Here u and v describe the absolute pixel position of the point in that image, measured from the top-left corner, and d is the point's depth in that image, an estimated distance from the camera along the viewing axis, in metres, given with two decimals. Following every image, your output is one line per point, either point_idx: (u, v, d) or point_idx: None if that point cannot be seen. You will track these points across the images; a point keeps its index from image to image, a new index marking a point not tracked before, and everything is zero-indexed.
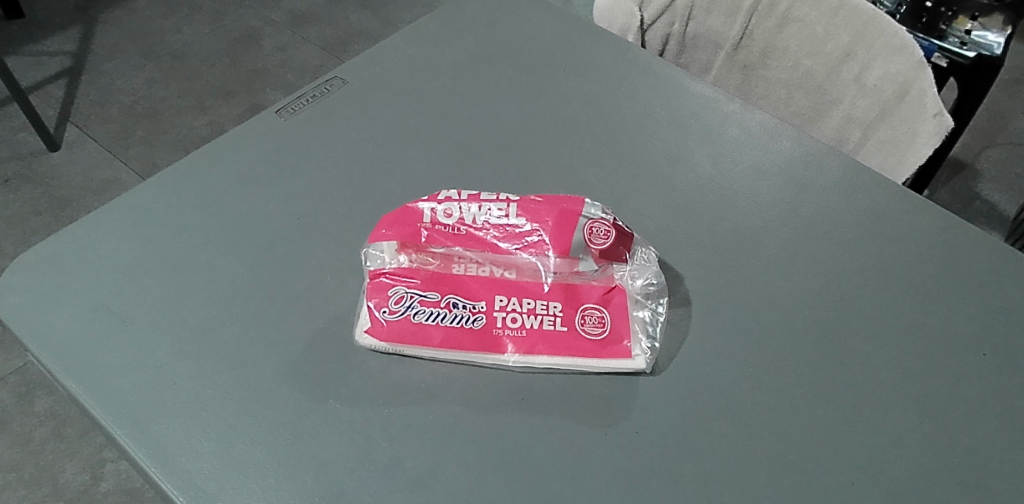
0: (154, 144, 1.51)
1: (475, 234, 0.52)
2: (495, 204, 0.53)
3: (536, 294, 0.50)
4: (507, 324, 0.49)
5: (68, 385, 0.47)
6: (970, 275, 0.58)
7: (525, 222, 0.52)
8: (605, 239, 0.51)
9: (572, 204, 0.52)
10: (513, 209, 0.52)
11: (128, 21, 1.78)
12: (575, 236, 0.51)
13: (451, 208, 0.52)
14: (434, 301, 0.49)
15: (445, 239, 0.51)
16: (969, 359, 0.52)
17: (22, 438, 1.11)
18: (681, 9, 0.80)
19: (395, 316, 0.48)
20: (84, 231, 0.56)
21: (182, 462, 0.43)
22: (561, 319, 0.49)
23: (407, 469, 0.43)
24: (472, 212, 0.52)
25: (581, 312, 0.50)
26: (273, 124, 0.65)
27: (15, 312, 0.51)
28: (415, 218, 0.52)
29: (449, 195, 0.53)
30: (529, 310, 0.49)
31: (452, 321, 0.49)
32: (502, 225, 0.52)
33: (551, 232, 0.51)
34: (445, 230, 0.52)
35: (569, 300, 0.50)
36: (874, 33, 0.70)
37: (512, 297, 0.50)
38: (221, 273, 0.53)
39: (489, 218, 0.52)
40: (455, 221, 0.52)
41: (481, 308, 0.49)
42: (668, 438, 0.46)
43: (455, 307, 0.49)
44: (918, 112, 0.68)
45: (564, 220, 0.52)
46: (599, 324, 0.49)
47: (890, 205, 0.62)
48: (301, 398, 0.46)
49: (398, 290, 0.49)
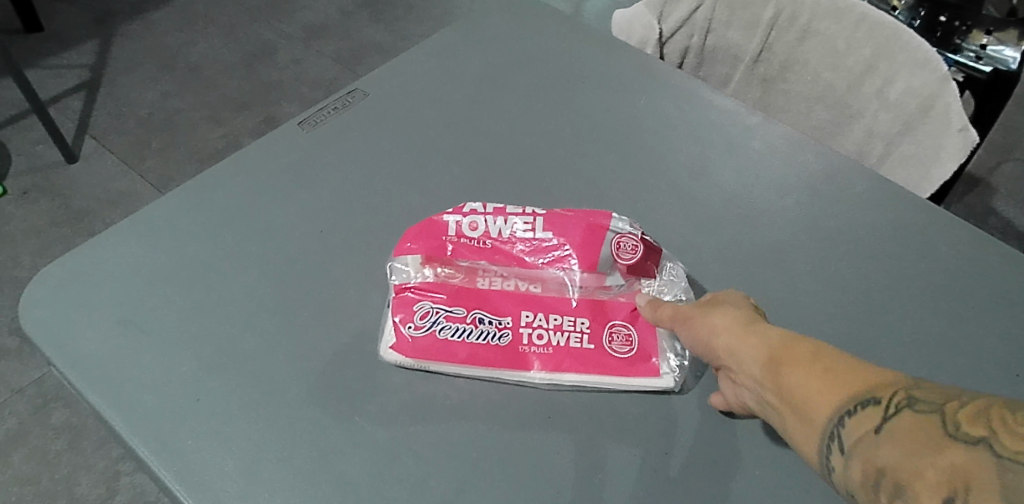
0: (171, 156, 1.52)
1: (500, 248, 0.51)
2: (521, 217, 0.52)
3: (562, 310, 0.50)
4: (532, 341, 0.48)
5: (91, 400, 0.46)
6: (1002, 291, 0.56)
7: (552, 236, 0.51)
8: (633, 253, 0.50)
9: (599, 217, 0.51)
10: (539, 222, 0.51)
11: (145, 34, 1.80)
12: (603, 251, 0.50)
13: (476, 221, 0.51)
14: (459, 316, 0.49)
15: (471, 253, 0.51)
16: (1002, 377, 0.51)
17: (38, 451, 1.09)
18: (700, 23, 0.80)
19: (419, 331, 0.48)
20: (106, 243, 0.55)
21: (205, 480, 0.42)
22: (588, 336, 0.49)
23: (432, 489, 0.42)
24: (497, 225, 0.51)
25: (608, 330, 0.49)
26: (294, 137, 0.65)
27: (39, 325, 0.50)
28: (440, 231, 0.51)
29: (474, 207, 0.52)
30: (556, 326, 0.49)
31: (478, 337, 0.48)
32: (528, 239, 0.51)
33: (578, 247, 0.50)
34: (470, 243, 0.51)
35: (596, 317, 0.50)
36: (897, 47, 0.69)
37: (538, 313, 0.49)
38: (243, 286, 0.53)
39: (515, 231, 0.51)
40: (480, 234, 0.51)
41: (507, 324, 0.49)
42: (698, 457, 0.45)
43: (480, 323, 0.48)
44: (942, 126, 0.67)
45: (591, 234, 0.51)
46: (627, 341, 0.49)
47: (918, 219, 0.61)
48: (324, 414, 0.45)
49: (423, 305, 0.49)
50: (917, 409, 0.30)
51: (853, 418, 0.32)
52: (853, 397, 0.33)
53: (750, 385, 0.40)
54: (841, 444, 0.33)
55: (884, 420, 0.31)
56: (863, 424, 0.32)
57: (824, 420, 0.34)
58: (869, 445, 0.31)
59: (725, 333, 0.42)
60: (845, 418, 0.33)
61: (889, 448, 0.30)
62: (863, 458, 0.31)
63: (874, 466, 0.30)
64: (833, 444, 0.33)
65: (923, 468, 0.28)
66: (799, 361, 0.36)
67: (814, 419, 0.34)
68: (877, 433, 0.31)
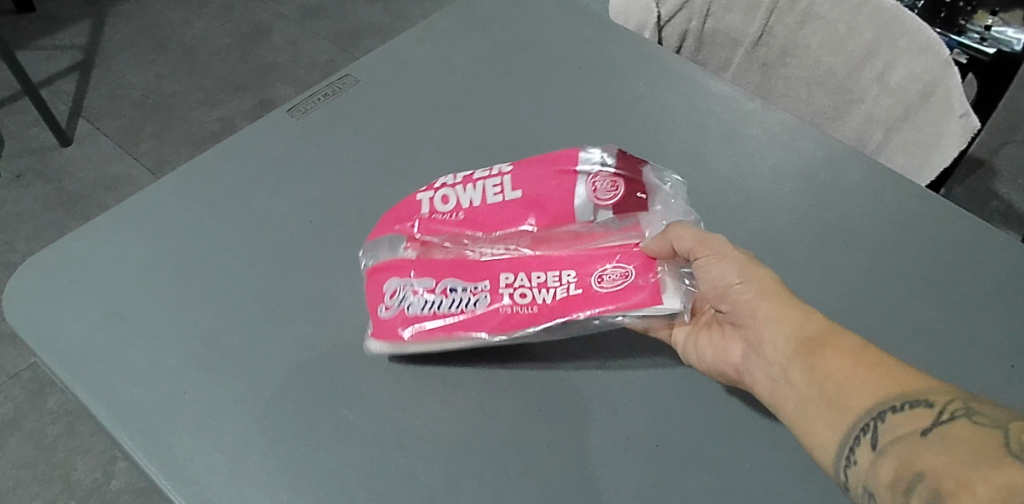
0: (166, 139, 1.51)
1: (472, 218, 0.49)
2: (489, 180, 0.49)
3: (546, 268, 0.48)
4: (513, 301, 0.46)
5: (77, 392, 0.46)
6: (999, 281, 0.56)
7: (520, 193, 0.48)
8: (611, 194, 0.47)
9: (569, 162, 0.48)
10: (507, 182, 0.49)
11: (139, 15, 1.77)
12: (579, 198, 0.47)
13: (445, 194, 0.50)
14: (429, 289, 0.48)
15: (443, 226, 0.49)
16: (995, 368, 0.51)
17: (35, 435, 1.10)
18: (699, 6, 0.79)
19: (389, 311, 0.47)
20: (93, 234, 0.55)
21: (193, 474, 0.42)
22: (574, 285, 0.47)
23: (421, 482, 0.42)
24: (464, 194, 0.49)
25: (597, 276, 0.47)
26: (285, 123, 0.64)
27: (26, 317, 0.50)
28: (410, 208, 0.51)
29: (444, 178, 0.51)
30: (539, 284, 0.47)
31: (451, 307, 0.47)
32: (498, 201, 0.48)
33: (553, 202, 0.47)
34: (441, 217, 0.49)
35: (583, 266, 0.48)
36: (898, 31, 0.67)
37: (519, 274, 0.48)
38: (232, 278, 0.52)
39: (484, 196, 0.49)
40: (449, 207, 0.49)
41: (484, 289, 0.47)
42: (688, 450, 0.45)
43: (453, 292, 0.47)
44: (943, 112, 0.66)
45: (562, 184, 0.47)
46: (619, 283, 0.46)
47: (916, 209, 0.61)
48: (314, 407, 0.45)
49: (393, 285, 0.48)
50: (972, 419, 0.32)
51: (900, 415, 0.34)
52: (901, 396, 0.35)
53: (777, 355, 0.41)
54: (875, 439, 0.35)
55: (935, 425, 0.33)
56: (910, 423, 0.34)
57: (863, 411, 0.36)
58: (913, 446, 0.33)
59: (765, 299, 0.43)
60: (891, 413, 0.35)
61: (935, 452, 0.32)
62: (905, 456, 0.33)
63: (909, 465, 0.32)
64: (866, 436, 0.35)
65: (977, 482, 0.29)
66: (845, 352, 0.38)
67: (852, 405, 0.36)
68: (924, 435, 0.33)
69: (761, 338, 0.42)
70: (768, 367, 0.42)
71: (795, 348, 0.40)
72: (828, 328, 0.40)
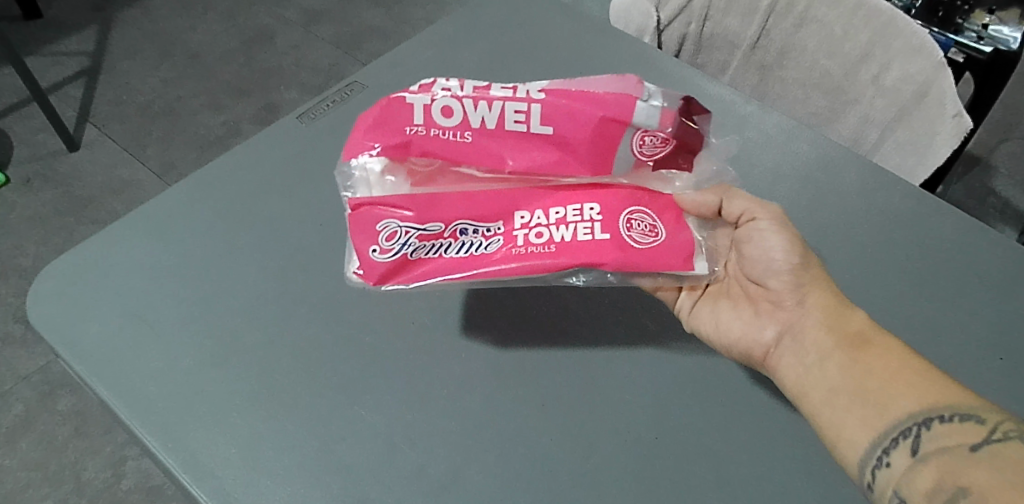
0: (172, 143, 1.53)
1: (485, 146, 0.42)
2: (510, 103, 0.42)
3: (565, 202, 0.44)
4: (530, 241, 0.42)
5: (100, 391, 0.48)
6: (991, 278, 0.57)
7: (551, 128, 0.42)
8: (654, 150, 0.44)
9: (619, 108, 0.43)
10: (535, 112, 0.42)
11: (144, 20, 1.79)
12: (622, 151, 0.44)
13: (452, 109, 0.42)
14: (435, 233, 0.42)
15: (448, 152, 0.42)
16: (986, 362, 0.52)
17: (47, 436, 1.11)
18: (698, 9, 0.80)
19: (387, 255, 0.41)
20: (110, 236, 0.57)
21: (211, 469, 0.44)
22: (600, 226, 0.43)
23: (430, 474, 0.44)
24: (479, 113, 0.42)
25: (625, 220, 0.43)
26: (294, 129, 0.66)
27: (47, 319, 0.51)
28: (404, 121, 0.42)
29: (447, 87, 0.43)
30: (558, 221, 0.43)
31: (460, 251, 0.42)
32: (519, 131, 0.42)
33: (587, 145, 0.43)
34: (445, 139, 0.42)
35: (608, 206, 0.44)
36: (893, 33, 0.69)
37: (534, 211, 0.43)
38: (246, 279, 0.54)
39: (502, 122, 0.42)
40: (455, 126, 0.42)
41: (498, 231, 0.43)
42: (687, 443, 0.46)
43: (463, 235, 0.42)
44: (936, 112, 0.68)
45: (604, 129, 0.43)
46: (648, 233, 0.44)
47: (911, 207, 0.62)
48: (325, 403, 0.47)
49: (389, 224, 0.41)
50: None
51: (949, 426, 0.39)
52: (948, 408, 0.40)
53: (821, 347, 0.46)
54: (915, 445, 0.40)
55: (984, 441, 0.37)
56: (957, 436, 0.38)
57: (906, 415, 0.41)
58: (958, 455, 0.38)
59: (815, 291, 0.47)
60: (936, 422, 0.40)
61: (982, 464, 0.36)
62: (948, 463, 0.37)
63: (953, 474, 0.37)
64: (906, 439, 0.40)
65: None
66: (898, 363, 0.43)
67: (896, 408, 0.42)
68: (973, 449, 0.37)
69: (805, 327, 0.47)
70: (805, 354, 0.47)
71: (843, 346, 0.45)
72: (872, 328, 0.46)
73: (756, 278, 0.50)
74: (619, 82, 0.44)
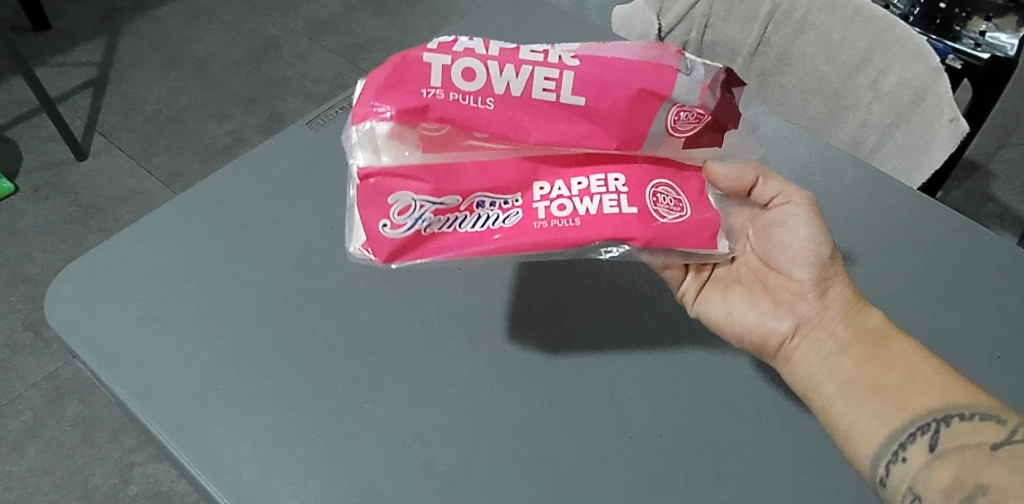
0: (178, 152, 1.54)
1: (511, 116, 0.38)
2: (541, 68, 0.37)
3: (587, 172, 0.41)
4: (552, 214, 0.40)
5: (116, 390, 0.49)
6: (989, 278, 0.58)
7: (582, 99, 0.38)
8: (690, 126, 0.41)
9: (659, 81, 0.38)
10: (568, 80, 0.38)
11: (151, 31, 1.81)
12: (655, 126, 0.40)
13: (475, 73, 0.37)
14: (451, 207, 0.39)
15: (468, 121, 0.38)
16: (984, 361, 0.53)
17: (54, 443, 1.12)
18: (699, 17, 0.82)
19: (400, 230, 0.38)
20: (125, 240, 0.58)
21: (226, 465, 0.45)
22: (626, 200, 0.40)
23: (439, 471, 0.45)
24: (506, 81, 0.37)
25: (651, 194, 0.41)
26: (303, 135, 0.67)
27: (64, 320, 0.53)
28: (420, 85, 0.37)
29: (470, 47, 0.38)
30: (581, 193, 0.40)
31: (478, 225, 0.39)
32: (548, 100, 0.38)
33: (621, 118, 0.39)
34: (466, 106, 0.37)
35: (633, 179, 0.41)
36: (890, 40, 0.70)
37: (553, 181, 0.41)
38: (257, 281, 0.55)
39: (529, 90, 0.37)
40: (478, 93, 0.37)
41: (517, 203, 0.40)
42: (692, 439, 0.47)
43: (480, 208, 0.40)
44: (934, 116, 0.69)
45: (639, 103, 0.39)
46: (673, 208, 0.42)
47: (910, 209, 0.63)
48: (336, 402, 0.48)
49: (404, 197, 0.38)
50: None
51: (968, 424, 0.40)
52: (967, 406, 0.41)
53: (839, 339, 0.46)
54: (933, 442, 0.40)
55: (1004, 441, 0.39)
56: (976, 434, 0.39)
57: (924, 411, 0.42)
58: (978, 454, 0.39)
59: (836, 283, 0.48)
60: (955, 419, 0.41)
61: (1003, 465, 0.37)
62: (968, 461, 0.39)
63: (973, 474, 0.38)
64: (924, 435, 0.41)
65: None
66: (917, 360, 0.44)
67: (915, 403, 0.42)
68: (993, 449, 0.38)
69: (825, 319, 0.47)
70: (822, 346, 0.47)
71: (862, 341, 0.46)
72: (888, 325, 0.46)
73: (775, 266, 0.49)
74: (657, 49, 0.39)
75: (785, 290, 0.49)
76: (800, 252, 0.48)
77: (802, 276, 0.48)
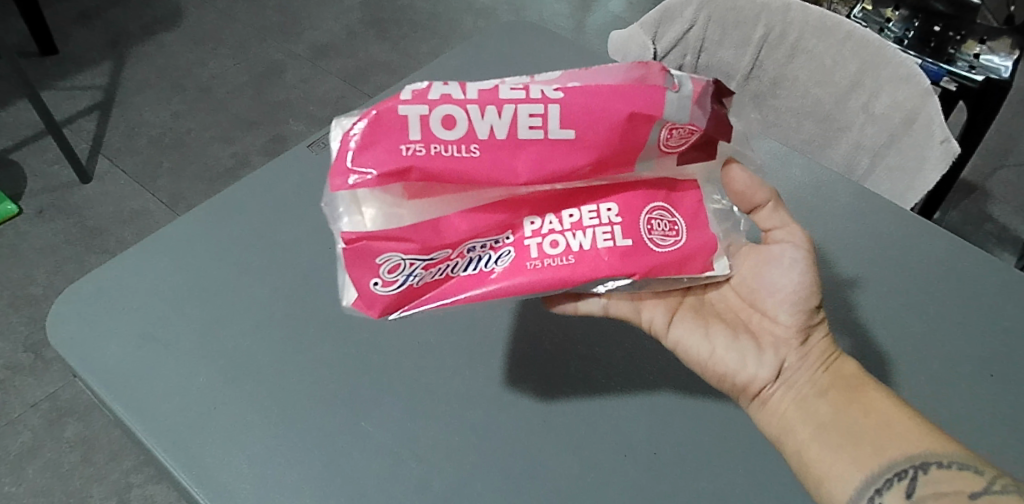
0: (181, 174, 1.56)
1: (499, 157, 0.35)
2: (524, 105, 0.35)
3: (579, 201, 0.40)
4: (545, 252, 0.38)
5: (115, 408, 0.49)
6: (980, 297, 0.59)
7: (571, 132, 0.35)
8: (679, 142, 0.39)
9: (651, 104, 0.35)
10: (555, 117, 0.35)
11: (156, 56, 1.84)
12: (648, 148, 0.38)
13: (455, 117, 0.34)
14: (442, 258, 0.37)
15: (451, 167, 0.35)
16: (975, 380, 0.54)
17: (53, 464, 1.11)
18: (693, 41, 0.82)
19: (391, 288, 0.36)
20: (127, 261, 0.58)
21: (223, 482, 0.45)
22: (620, 230, 0.39)
23: (435, 489, 0.45)
24: (489, 122, 0.34)
25: (646, 220, 0.40)
26: (305, 157, 0.68)
27: (66, 339, 0.53)
28: (397, 135, 0.34)
29: (447, 90, 0.35)
30: (574, 226, 0.39)
31: (469, 269, 0.38)
32: (536, 137, 0.35)
33: (612, 146, 0.37)
34: (449, 153, 0.34)
35: (627, 206, 0.40)
36: (881, 63, 0.72)
37: (545, 214, 0.39)
38: (257, 301, 0.55)
39: (515, 130, 0.35)
40: (459, 137, 0.34)
41: (508, 241, 0.39)
42: (685, 458, 0.48)
43: (471, 251, 0.38)
44: (924, 138, 0.70)
45: (629, 130, 0.36)
46: (668, 233, 0.41)
47: (901, 229, 0.64)
48: (333, 420, 0.48)
49: (391, 256, 0.35)
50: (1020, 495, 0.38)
51: (946, 471, 0.41)
52: (946, 455, 0.41)
53: (817, 383, 0.47)
54: (910, 488, 0.41)
55: (981, 491, 0.39)
56: (953, 484, 0.40)
57: (903, 457, 0.42)
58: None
59: (816, 329, 0.48)
60: (933, 466, 0.41)
61: None
62: None
63: None
64: (902, 481, 0.41)
65: None
66: (895, 406, 0.44)
67: (892, 449, 0.43)
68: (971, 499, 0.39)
69: (804, 364, 0.47)
70: (800, 392, 0.47)
71: (840, 387, 0.46)
72: (864, 372, 0.47)
73: (760, 308, 0.49)
74: (640, 68, 0.37)
75: (767, 332, 0.49)
76: (787, 296, 0.47)
77: (786, 319, 0.48)
